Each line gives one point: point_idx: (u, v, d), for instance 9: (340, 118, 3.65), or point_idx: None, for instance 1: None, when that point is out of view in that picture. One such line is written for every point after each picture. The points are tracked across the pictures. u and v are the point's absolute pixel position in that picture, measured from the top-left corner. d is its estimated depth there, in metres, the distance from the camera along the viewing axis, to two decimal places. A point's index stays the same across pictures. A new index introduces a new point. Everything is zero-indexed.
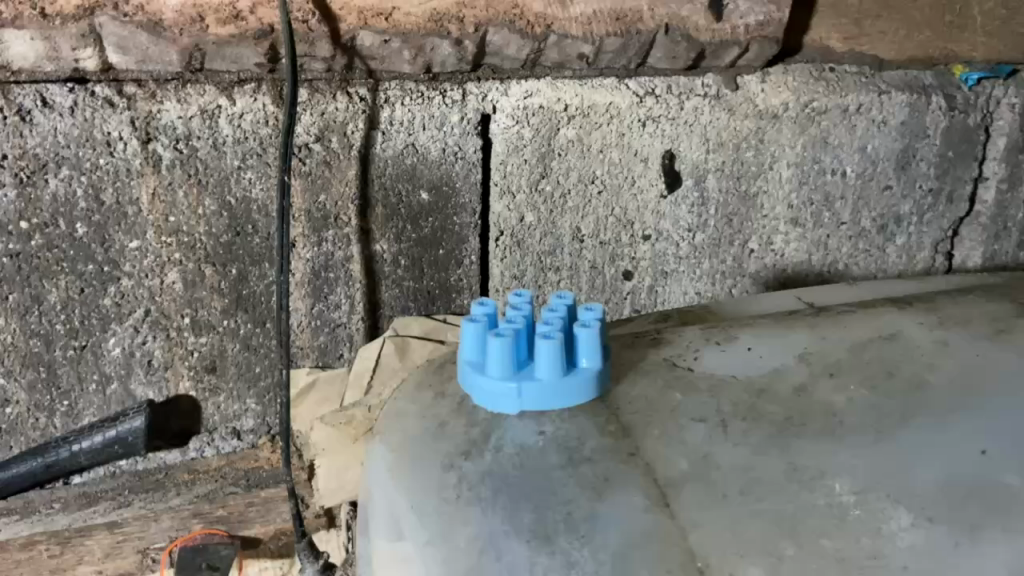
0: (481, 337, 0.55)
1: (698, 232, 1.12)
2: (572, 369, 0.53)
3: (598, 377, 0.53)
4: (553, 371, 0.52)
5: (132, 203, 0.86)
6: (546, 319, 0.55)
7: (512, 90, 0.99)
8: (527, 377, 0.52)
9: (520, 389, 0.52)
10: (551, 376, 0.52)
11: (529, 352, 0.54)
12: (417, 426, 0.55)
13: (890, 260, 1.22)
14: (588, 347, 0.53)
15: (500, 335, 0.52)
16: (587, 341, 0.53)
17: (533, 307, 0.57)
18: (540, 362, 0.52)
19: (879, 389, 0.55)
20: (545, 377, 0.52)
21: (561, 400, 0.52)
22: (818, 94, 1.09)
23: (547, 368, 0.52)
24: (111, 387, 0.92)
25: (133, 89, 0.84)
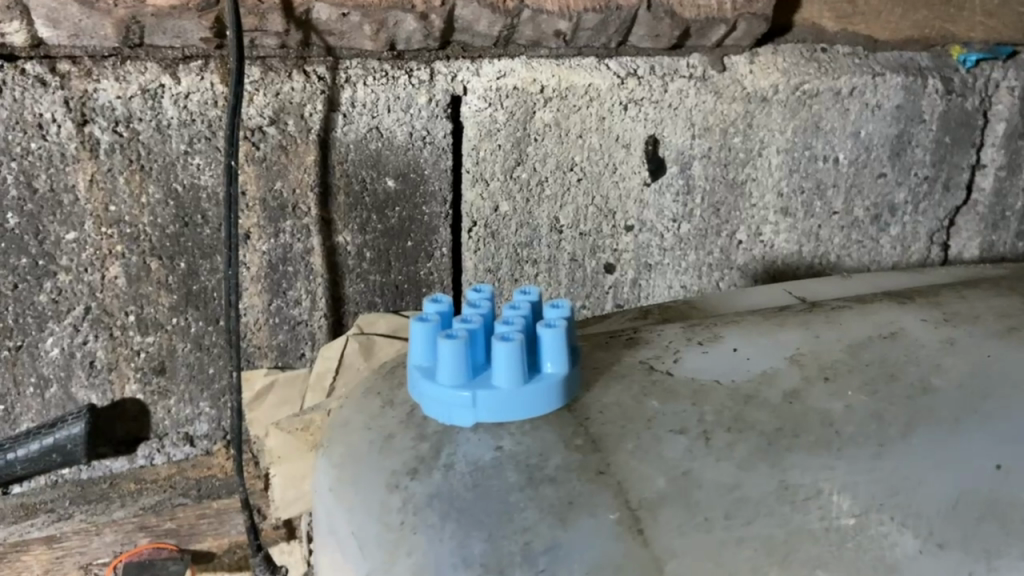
0: (432, 340, 0.48)
1: (683, 222, 1.06)
2: (535, 374, 0.47)
3: (563, 384, 0.47)
4: (512, 379, 0.46)
5: (68, 191, 0.79)
6: (506, 318, 0.49)
7: (484, 69, 0.92)
8: (483, 385, 0.46)
9: (475, 398, 0.46)
10: (510, 384, 0.46)
11: (486, 356, 0.48)
12: (362, 439, 0.49)
13: (884, 252, 1.17)
14: (554, 350, 0.47)
15: (451, 337, 0.46)
16: (552, 343, 0.47)
17: (493, 305, 0.51)
18: (497, 368, 0.45)
19: (880, 394, 0.49)
20: (504, 384, 0.46)
21: (522, 410, 0.46)
22: (808, 76, 1.03)
23: (505, 374, 0.45)
24: (49, 391, 0.85)
25: (67, 67, 0.77)
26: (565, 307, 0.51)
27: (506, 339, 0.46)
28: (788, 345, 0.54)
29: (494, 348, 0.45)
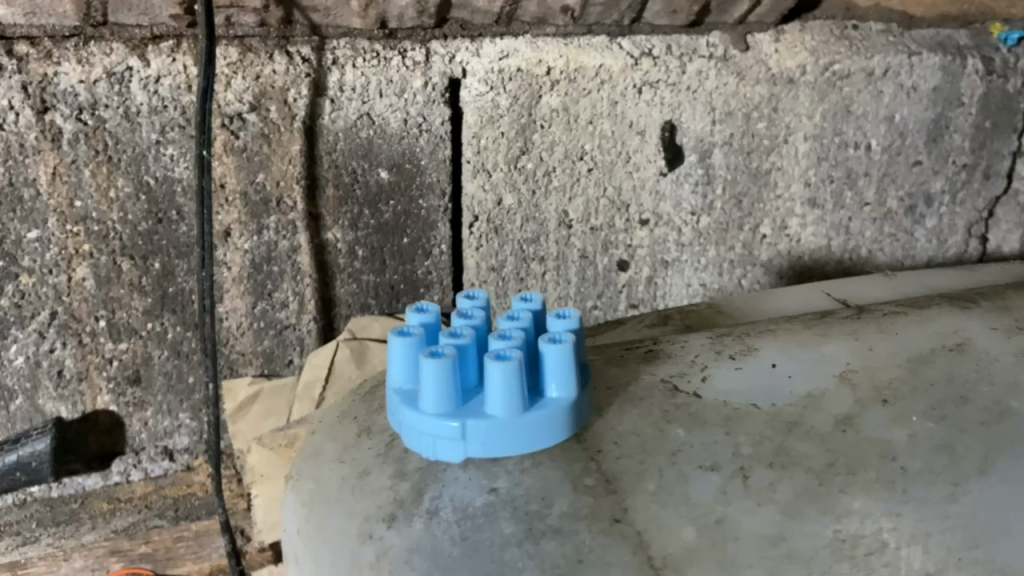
0: (415, 357, 0.41)
1: (703, 215, 0.98)
2: (535, 400, 0.39)
3: (570, 411, 0.39)
4: (510, 406, 0.38)
5: (29, 185, 0.72)
6: (504, 332, 0.41)
7: (485, 49, 0.84)
8: (473, 413, 0.38)
9: (465, 430, 0.38)
10: (505, 412, 0.38)
11: (480, 377, 0.41)
12: (329, 474, 0.42)
13: (919, 245, 1.08)
14: (559, 371, 0.39)
15: (436, 356, 0.38)
16: (558, 363, 0.39)
17: (488, 317, 0.43)
18: (488, 392, 0.38)
19: (951, 420, 0.41)
20: (498, 412, 0.38)
21: (517, 444, 0.38)
22: (839, 56, 0.95)
23: (500, 401, 0.38)
24: (14, 403, 0.79)
25: (25, 48, 0.69)
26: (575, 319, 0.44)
27: (502, 357, 0.38)
28: (836, 360, 0.46)
29: (487, 369, 0.37)
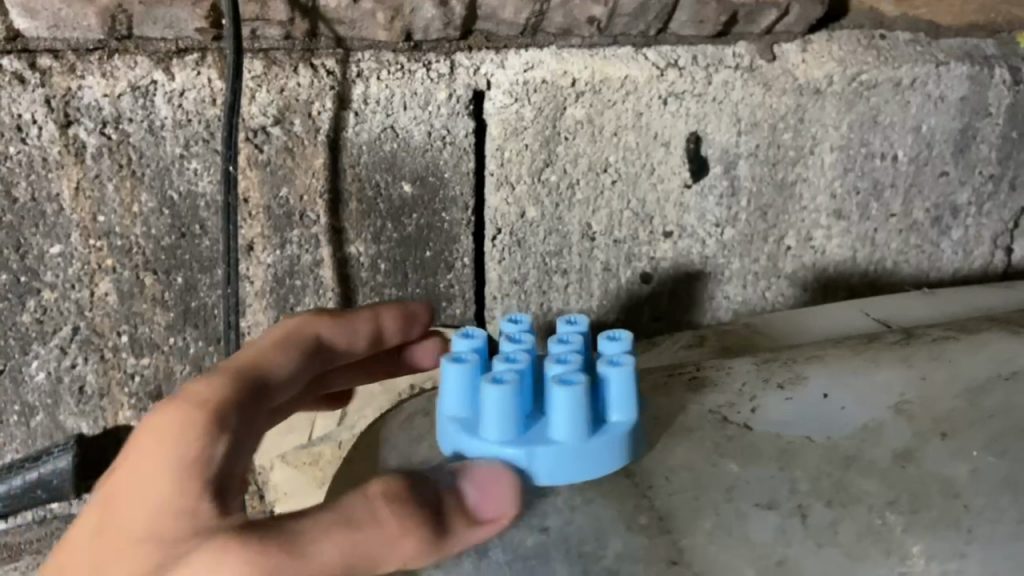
0: (473, 383, 0.45)
1: (727, 227, 0.97)
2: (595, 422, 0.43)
3: (630, 431, 0.43)
4: (573, 428, 0.42)
5: (52, 200, 0.72)
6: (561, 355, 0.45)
7: (510, 61, 0.83)
8: (541, 440, 0.42)
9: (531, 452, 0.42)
10: (573, 437, 0.42)
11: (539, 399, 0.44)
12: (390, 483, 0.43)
13: (945, 257, 1.07)
14: (617, 394, 0.43)
15: (499, 382, 0.42)
16: (618, 384, 0.43)
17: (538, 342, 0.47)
18: (555, 416, 0.41)
19: (1012, 453, 0.42)
20: (566, 436, 0.42)
21: (585, 467, 0.42)
22: (867, 65, 0.93)
23: (567, 425, 0.42)
24: (35, 419, 0.78)
25: (48, 62, 0.68)
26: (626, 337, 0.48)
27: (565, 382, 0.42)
28: (890, 389, 0.46)
29: (553, 394, 0.41)
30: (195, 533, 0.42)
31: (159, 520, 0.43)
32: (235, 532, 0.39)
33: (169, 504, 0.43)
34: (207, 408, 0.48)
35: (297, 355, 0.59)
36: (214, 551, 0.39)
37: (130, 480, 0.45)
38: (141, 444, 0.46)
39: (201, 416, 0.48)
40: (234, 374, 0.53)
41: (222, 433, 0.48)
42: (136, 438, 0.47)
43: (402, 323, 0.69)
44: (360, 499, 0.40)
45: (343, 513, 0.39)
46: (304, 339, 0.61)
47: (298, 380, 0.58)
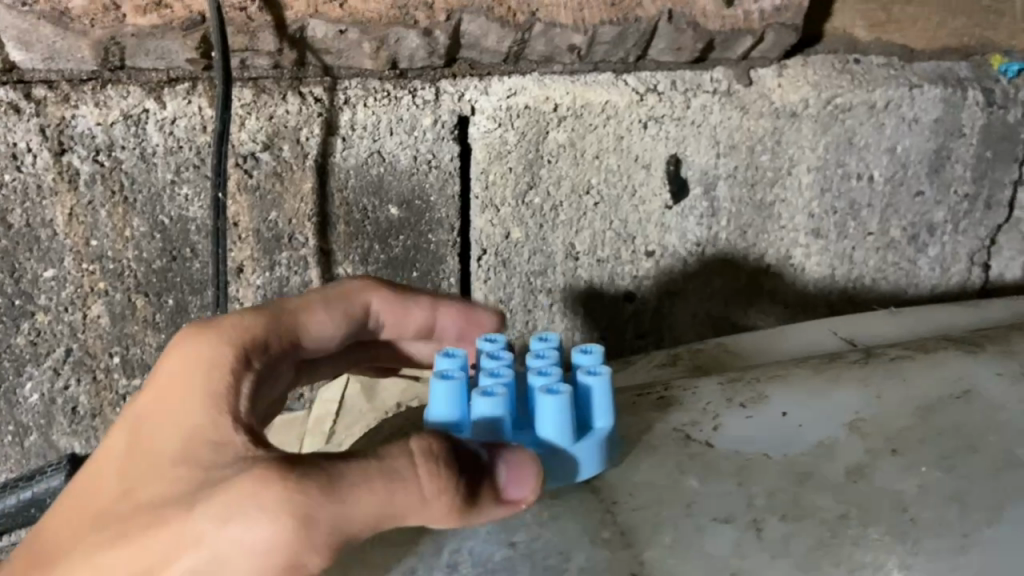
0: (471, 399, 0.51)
1: (707, 246, 0.99)
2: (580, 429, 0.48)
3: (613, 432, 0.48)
4: (560, 432, 0.47)
5: (46, 226, 0.74)
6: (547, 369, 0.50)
7: (493, 88, 0.86)
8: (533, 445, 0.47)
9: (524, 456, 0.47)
10: (560, 442, 0.46)
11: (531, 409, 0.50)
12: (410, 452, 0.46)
13: (922, 274, 1.09)
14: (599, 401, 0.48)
15: (489, 395, 0.48)
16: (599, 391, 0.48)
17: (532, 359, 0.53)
18: (542, 422, 0.46)
19: (960, 470, 0.44)
20: (554, 442, 0.46)
21: (574, 470, 0.47)
22: (841, 89, 0.96)
23: (554, 430, 0.47)
24: (29, 439, 0.80)
25: (43, 92, 0.71)
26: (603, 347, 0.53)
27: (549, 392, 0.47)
28: (845, 408, 0.50)
29: (538, 402, 0.46)
30: (224, 458, 0.47)
31: (188, 443, 0.48)
32: (274, 464, 0.43)
33: (200, 423, 0.49)
34: (241, 347, 0.56)
35: (341, 321, 0.65)
36: (250, 475, 0.43)
37: (165, 398, 0.52)
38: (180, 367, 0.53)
39: (232, 352, 0.55)
40: (275, 321, 0.59)
41: (246, 370, 0.55)
42: (176, 362, 0.53)
43: (463, 319, 0.72)
44: (402, 452, 0.43)
45: (384, 462, 0.43)
46: (352, 307, 0.66)
47: (331, 343, 0.64)
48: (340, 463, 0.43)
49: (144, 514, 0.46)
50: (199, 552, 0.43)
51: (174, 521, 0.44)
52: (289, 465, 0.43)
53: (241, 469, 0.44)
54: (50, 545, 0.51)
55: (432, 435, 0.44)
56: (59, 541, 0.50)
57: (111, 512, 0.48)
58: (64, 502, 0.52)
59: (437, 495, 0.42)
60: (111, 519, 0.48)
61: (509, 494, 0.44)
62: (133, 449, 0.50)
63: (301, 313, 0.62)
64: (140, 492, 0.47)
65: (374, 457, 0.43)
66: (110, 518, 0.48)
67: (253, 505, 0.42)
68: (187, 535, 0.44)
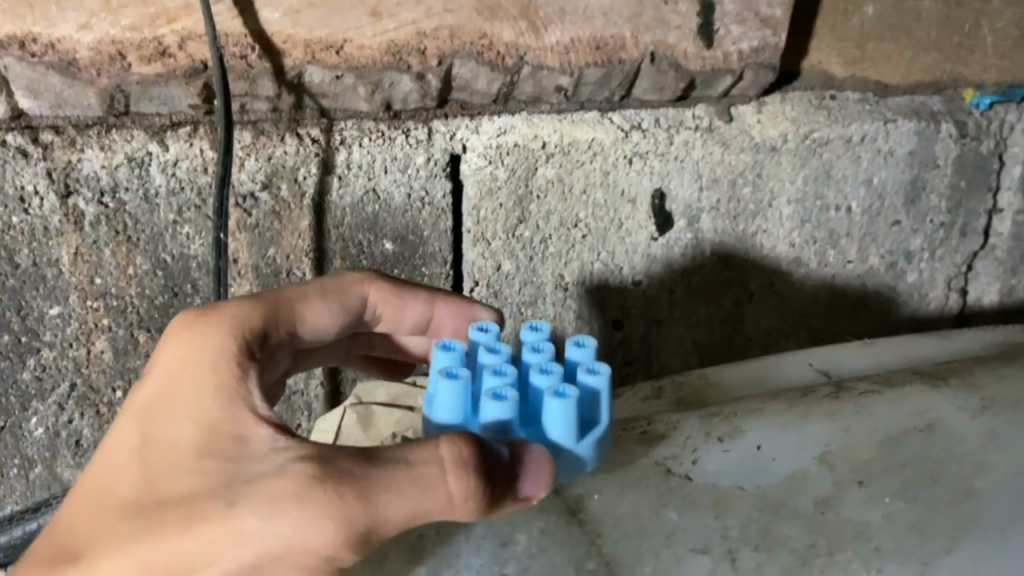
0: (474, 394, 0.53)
1: (693, 275, 1.03)
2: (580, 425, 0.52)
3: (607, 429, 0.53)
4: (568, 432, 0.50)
5: (52, 265, 0.76)
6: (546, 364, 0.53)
7: (483, 127, 0.89)
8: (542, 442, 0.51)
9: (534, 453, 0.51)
10: (565, 441, 0.50)
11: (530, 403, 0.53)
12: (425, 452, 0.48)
13: (902, 300, 1.13)
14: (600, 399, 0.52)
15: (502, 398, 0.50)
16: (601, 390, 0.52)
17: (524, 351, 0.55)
18: (550, 419, 0.50)
19: (919, 500, 0.49)
20: (560, 440, 0.50)
21: (576, 466, 0.51)
22: (818, 125, 1.00)
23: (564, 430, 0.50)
24: (34, 471, 0.83)
25: (50, 137, 0.73)
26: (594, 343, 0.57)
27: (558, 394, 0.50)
28: (816, 440, 0.53)
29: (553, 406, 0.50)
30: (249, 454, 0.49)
31: (207, 437, 0.51)
32: (314, 472, 0.46)
33: (218, 416, 0.52)
34: (244, 335, 0.58)
35: (337, 311, 0.66)
36: (292, 480, 0.46)
37: (178, 392, 0.54)
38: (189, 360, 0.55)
39: (237, 341, 0.57)
40: (274, 312, 0.61)
41: (251, 359, 0.56)
42: (181, 353, 0.55)
43: (461, 320, 0.72)
44: (430, 458, 0.46)
45: (413, 472, 0.46)
46: (349, 298, 0.67)
47: (326, 335, 0.65)
48: (377, 473, 0.46)
49: (169, 508, 0.49)
50: (235, 542, 0.47)
51: (207, 515, 0.47)
52: (329, 475, 0.46)
53: (275, 469, 0.47)
54: (66, 538, 0.53)
55: (460, 440, 0.47)
56: (76, 534, 0.53)
57: (132, 503, 0.51)
58: (77, 495, 0.54)
59: (463, 501, 0.46)
60: (133, 512, 0.50)
61: (525, 493, 0.48)
62: (148, 442, 0.52)
63: (296, 303, 0.63)
64: (165, 485, 0.50)
65: (405, 464, 0.46)
66: (131, 510, 0.50)
67: (298, 506, 0.46)
68: (221, 529, 0.47)
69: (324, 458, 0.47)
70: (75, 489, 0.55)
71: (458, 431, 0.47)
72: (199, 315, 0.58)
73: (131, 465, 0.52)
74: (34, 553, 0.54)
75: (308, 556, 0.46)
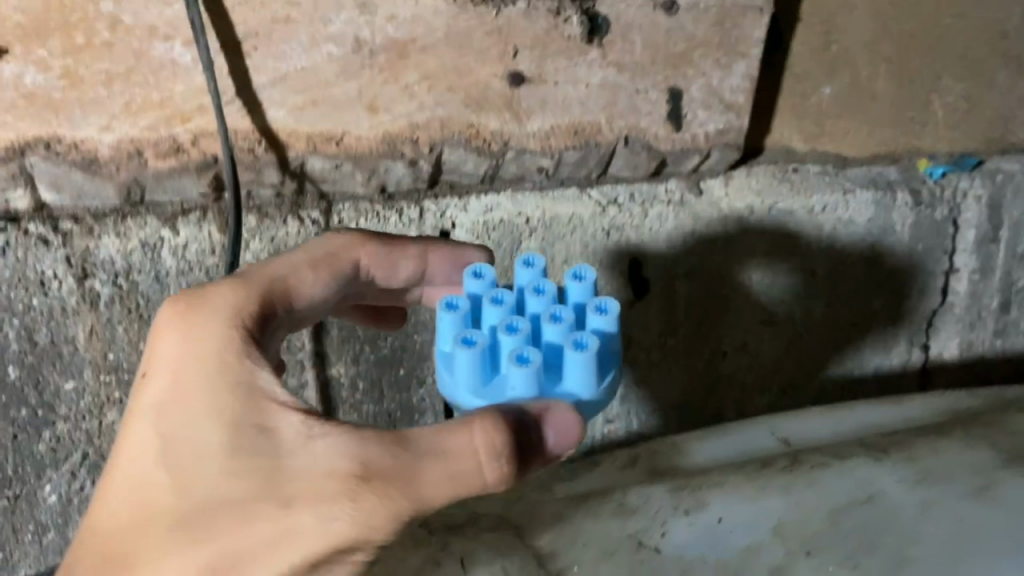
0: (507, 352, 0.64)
1: (669, 336, 1.10)
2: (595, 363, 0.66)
3: (614, 360, 0.67)
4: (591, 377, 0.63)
5: (68, 342, 0.82)
6: (558, 315, 0.66)
7: (471, 205, 0.96)
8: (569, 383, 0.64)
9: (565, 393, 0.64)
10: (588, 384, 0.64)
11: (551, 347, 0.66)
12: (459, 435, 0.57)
13: (866, 358, 1.20)
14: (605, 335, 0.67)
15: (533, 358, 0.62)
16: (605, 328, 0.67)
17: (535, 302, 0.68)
18: (575, 372, 0.63)
19: (861, 566, 0.55)
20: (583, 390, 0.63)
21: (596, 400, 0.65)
22: (783, 196, 1.08)
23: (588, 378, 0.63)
24: (48, 536, 0.88)
25: (70, 226, 0.79)
26: (587, 278, 0.70)
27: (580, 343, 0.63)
28: (770, 513, 0.59)
29: (580, 357, 0.62)
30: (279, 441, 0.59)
31: (237, 432, 0.60)
32: (355, 471, 0.57)
33: (241, 408, 0.61)
34: (238, 323, 0.67)
35: (330, 279, 0.75)
36: (337, 481, 0.57)
37: (192, 395, 0.63)
38: (198, 360, 0.64)
39: (235, 331, 0.66)
40: (263, 292, 0.70)
41: (250, 340, 0.66)
42: (191, 353, 0.64)
43: (450, 262, 0.82)
44: (467, 453, 0.57)
45: (453, 468, 0.57)
46: (341, 264, 0.77)
47: (323, 300, 0.76)
48: (417, 471, 0.57)
49: (220, 502, 0.59)
50: (293, 534, 0.58)
51: (262, 513, 0.58)
52: (375, 477, 0.56)
53: (315, 458, 0.58)
54: (112, 533, 0.62)
55: (493, 431, 0.57)
56: (128, 530, 0.62)
57: (175, 504, 0.60)
58: (122, 496, 0.62)
59: (498, 481, 0.58)
60: (186, 508, 0.60)
61: (552, 451, 0.59)
62: (178, 447, 0.61)
63: (288, 276, 0.73)
64: (206, 486, 0.60)
65: (446, 458, 0.57)
66: (181, 508, 0.60)
67: (347, 503, 0.57)
68: (278, 523, 0.58)
69: (364, 462, 0.57)
70: (109, 489, 0.63)
71: (489, 420, 0.57)
72: (192, 315, 0.66)
73: (167, 466, 0.61)
74: (84, 545, 0.64)
75: (356, 540, 0.58)
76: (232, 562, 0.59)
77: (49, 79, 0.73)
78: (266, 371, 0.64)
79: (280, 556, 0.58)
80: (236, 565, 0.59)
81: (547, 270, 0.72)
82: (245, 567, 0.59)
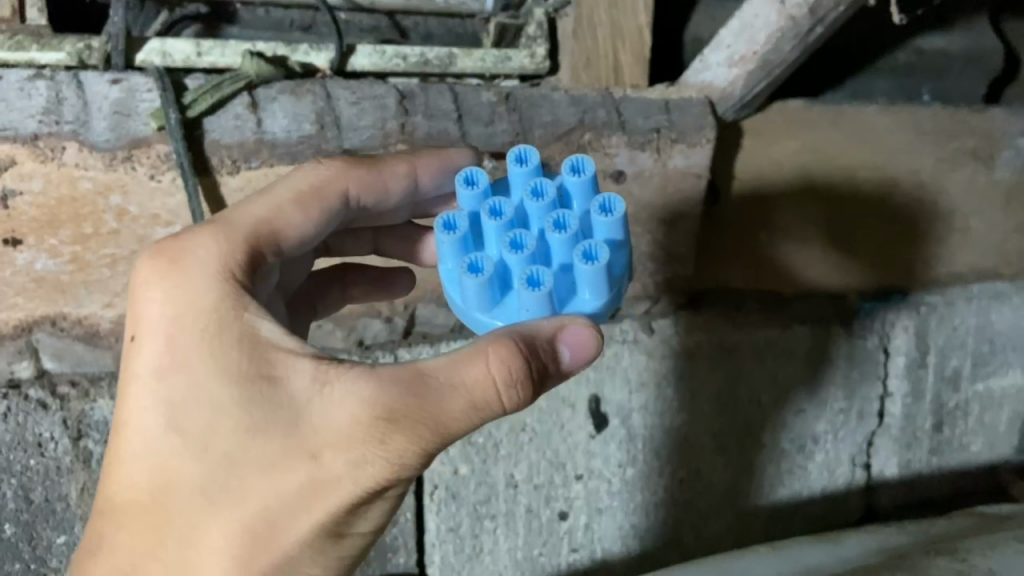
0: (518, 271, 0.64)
1: (629, 466, 1.17)
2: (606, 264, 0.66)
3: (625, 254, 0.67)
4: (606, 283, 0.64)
5: (61, 499, 0.89)
6: (561, 220, 0.65)
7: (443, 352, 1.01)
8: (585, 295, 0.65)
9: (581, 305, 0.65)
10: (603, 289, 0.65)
11: (558, 256, 0.65)
12: (476, 359, 0.58)
13: (813, 477, 1.27)
14: (612, 232, 0.66)
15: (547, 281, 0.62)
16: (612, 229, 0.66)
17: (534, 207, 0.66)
18: (588, 284, 0.63)
19: None
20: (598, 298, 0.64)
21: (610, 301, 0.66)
22: (726, 331, 1.16)
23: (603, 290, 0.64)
24: None
25: (67, 389, 0.87)
26: (586, 171, 0.67)
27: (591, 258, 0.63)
28: None
29: (594, 275, 0.62)
30: (291, 395, 0.61)
31: (248, 392, 0.62)
32: (372, 413, 0.58)
33: (247, 367, 0.63)
34: (232, 277, 0.67)
35: (319, 214, 0.74)
36: (358, 427, 0.58)
37: (193, 356, 0.64)
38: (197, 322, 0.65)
39: (228, 285, 0.66)
40: (251, 243, 0.70)
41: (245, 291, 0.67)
42: (190, 317, 0.65)
43: (438, 169, 0.79)
44: (484, 376, 0.58)
45: (471, 395, 0.58)
46: (329, 200, 0.75)
47: (314, 233, 0.75)
48: (441, 402, 0.58)
49: (246, 462, 0.61)
50: (322, 485, 0.60)
51: (289, 468, 0.60)
52: (399, 417, 0.57)
53: (327, 406, 0.59)
54: (141, 501, 0.66)
55: (508, 356, 0.57)
56: (161, 497, 0.65)
57: (199, 467, 0.63)
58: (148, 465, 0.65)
59: (518, 402, 0.59)
60: (215, 473, 0.63)
61: (570, 364, 0.61)
62: (188, 410, 0.64)
63: (271, 219, 0.72)
64: (225, 447, 0.62)
65: (462, 386, 0.58)
66: (211, 472, 0.63)
67: (372, 448, 0.58)
68: (305, 476, 0.60)
69: (383, 407, 0.58)
70: (127, 459, 0.66)
71: (503, 347, 0.57)
72: (180, 274, 0.67)
73: (187, 432, 0.64)
74: (115, 516, 0.67)
75: (385, 483, 0.60)
76: (268, 519, 0.62)
77: (59, 264, 0.82)
78: (264, 320, 0.65)
79: (312, 510, 0.61)
80: (270, 523, 0.62)
81: (542, 164, 0.69)
82: (280, 523, 0.62)
